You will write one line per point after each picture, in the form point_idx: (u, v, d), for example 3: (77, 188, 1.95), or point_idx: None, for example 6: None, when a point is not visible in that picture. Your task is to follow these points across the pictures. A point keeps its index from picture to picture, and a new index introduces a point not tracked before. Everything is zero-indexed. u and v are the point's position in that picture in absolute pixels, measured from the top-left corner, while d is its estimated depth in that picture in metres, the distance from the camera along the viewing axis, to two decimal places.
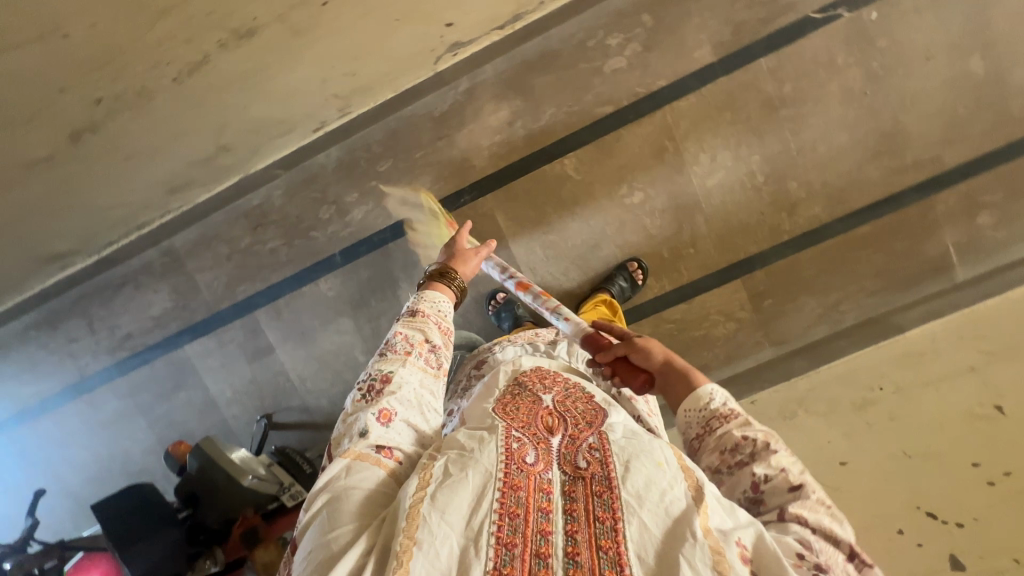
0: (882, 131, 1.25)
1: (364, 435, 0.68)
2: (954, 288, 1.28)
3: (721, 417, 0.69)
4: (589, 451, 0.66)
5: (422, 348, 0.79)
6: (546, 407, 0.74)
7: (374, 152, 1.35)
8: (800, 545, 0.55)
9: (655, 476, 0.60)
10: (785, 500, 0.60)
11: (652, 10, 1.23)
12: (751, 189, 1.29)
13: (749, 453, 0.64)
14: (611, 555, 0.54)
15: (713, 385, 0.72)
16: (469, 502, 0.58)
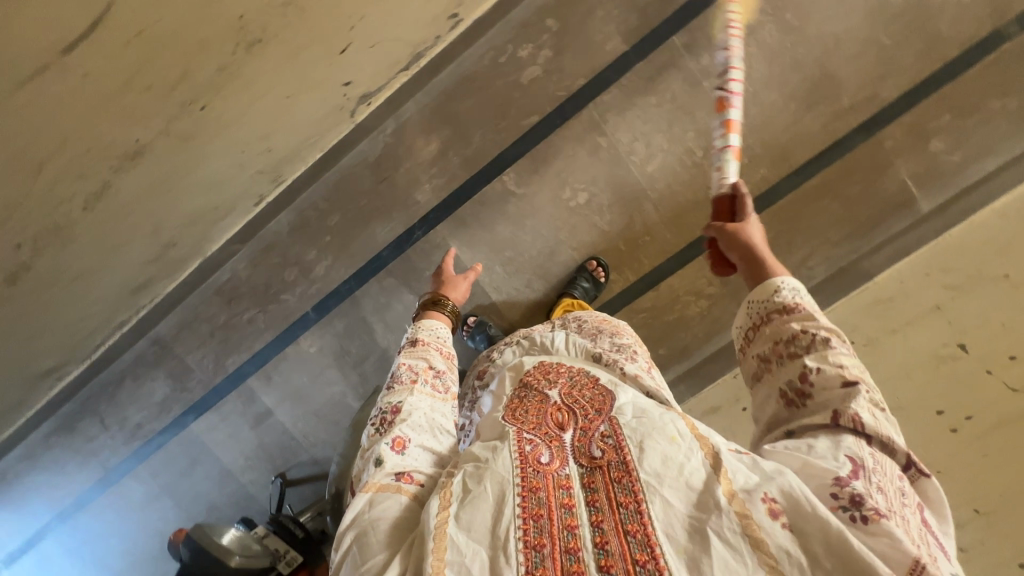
0: (812, 80, 1.22)
1: (379, 466, 0.67)
2: (921, 221, 1.24)
3: (788, 313, 0.70)
4: (603, 439, 0.63)
5: (427, 374, 0.80)
6: (554, 403, 0.69)
7: (322, 209, 1.37)
8: (850, 458, 0.56)
9: (671, 453, 0.58)
10: (838, 387, 0.62)
11: (554, 14, 1.23)
12: (692, 166, 1.29)
13: (807, 345, 0.66)
14: (641, 539, 0.53)
15: (794, 280, 0.73)
16: (492, 514, 0.57)
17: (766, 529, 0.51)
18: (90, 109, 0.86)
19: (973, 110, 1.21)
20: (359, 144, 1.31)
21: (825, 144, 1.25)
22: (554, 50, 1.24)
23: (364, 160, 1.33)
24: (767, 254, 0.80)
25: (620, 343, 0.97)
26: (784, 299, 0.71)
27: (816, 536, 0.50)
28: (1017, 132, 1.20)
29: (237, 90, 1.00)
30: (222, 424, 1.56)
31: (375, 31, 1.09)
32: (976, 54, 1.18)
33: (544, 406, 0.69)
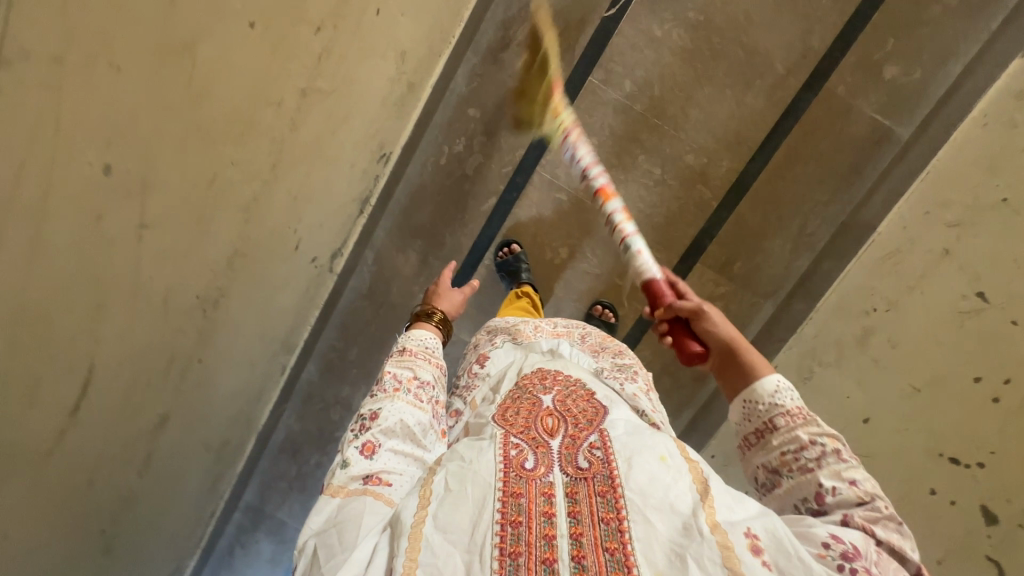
0: (740, 62, 1.20)
1: (344, 469, 0.64)
2: (904, 151, 1.19)
3: (790, 417, 0.64)
4: (591, 450, 0.59)
5: (412, 383, 0.76)
6: (545, 407, 0.66)
7: (340, 348, 1.45)
8: (857, 546, 0.51)
9: (659, 473, 0.55)
10: (852, 509, 0.56)
11: (473, 103, 1.26)
12: (655, 185, 1.28)
13: (818, 458, 0.60)
14: (619, 557, 0.49)
15: (786, 381, 0.67)
16: (473, 517, 0.52)
17: (746, 564, 0.47)
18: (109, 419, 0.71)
19: (915, 24, 1.14)
20: (349, 283, 1.38)
21: (777, 115, 1.22)
22: (486, 134, 1.28)
23: (359, 293, 1.41)
24: (749, 348, 0.72)
25: (625, 364, 0.90)
26: (784, 403, 0.65)
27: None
28: (971, 28, 1.13)
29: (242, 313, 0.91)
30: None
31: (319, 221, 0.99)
32: None
33: (535, 410, 0.66)
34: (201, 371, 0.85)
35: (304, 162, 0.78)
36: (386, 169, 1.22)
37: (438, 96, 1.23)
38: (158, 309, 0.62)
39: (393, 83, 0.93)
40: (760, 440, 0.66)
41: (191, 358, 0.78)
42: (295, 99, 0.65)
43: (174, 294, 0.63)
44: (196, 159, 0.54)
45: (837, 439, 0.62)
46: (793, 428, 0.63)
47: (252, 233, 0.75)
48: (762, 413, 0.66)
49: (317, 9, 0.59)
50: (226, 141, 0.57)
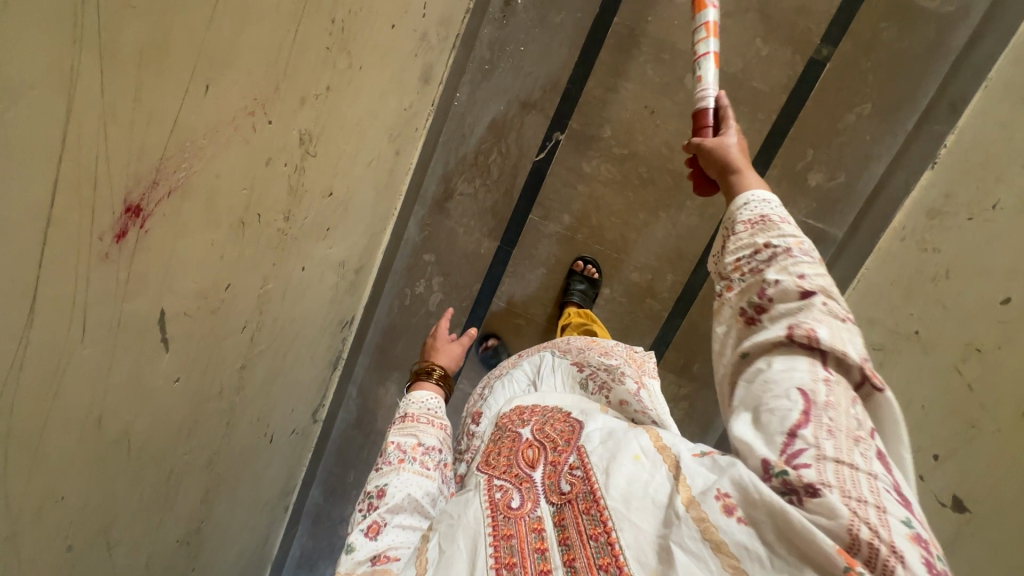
0: (667, 186, 1.26)
1: (350, 555, 0.62)
2: (839, 251, 1.23)
3: (750, 221, 0.55)
4: (571, 471, 0.53)
5: (416, 451, 0.77)
6: (525, 440, 0.63)
7: (338, 472, 1.56)
8: (802, 393, 0.41)
9: (636, 474, 0.48)
10: (789, 301, 0.47)
11: (426, 249, 1.36)
12: (605, 304, 1.35)
13: (767, 259, 0.51)
14: (614, 572, 0.43)
15: (769, 194, 0.57)
16: (467, 575, 0.48)
17: (725, 532, 0.38)
18: None
19: (831, 134, 1.19)
20: (338, 416, 1.50)
21: (712, 230, 1.27)
22: (443, 274, 1.37)
23: (348, 423, 1.52)
24: (745, 168, 0.62)
25: (608, 364, 0.88)
26: (750, 211, 0.56)
27: (768, 527, 0.37)
28: (886, 132, 1.17)
29: (229, 513, 0.99)
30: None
31: (289, 408, 1.07)
32: (803, 90, 1.17)
33: (516, 445, 0.63)
34: (197, 572, 0.95)
35: (259, 394, 0.88)
36: (349, 333, 1.29)
37: (394, 250, 1.33)
38: (141, 574, 0.73)
39: (338, 285, 1.04)
40: (724, 250, 0.56)
41: (184, 571, 0.88)
42: (235, 376, 0.75)
43: (154, 554, 0.74)
44: (148, 477, 0.64)
45: (804, 242, 0.51)
46: (750, 231, 0.54)
47: (220, 469, 0.85)
48: (736, 223, 0.56)
49: (238, 320, 0.69)
50: (173, 447, 0.67)
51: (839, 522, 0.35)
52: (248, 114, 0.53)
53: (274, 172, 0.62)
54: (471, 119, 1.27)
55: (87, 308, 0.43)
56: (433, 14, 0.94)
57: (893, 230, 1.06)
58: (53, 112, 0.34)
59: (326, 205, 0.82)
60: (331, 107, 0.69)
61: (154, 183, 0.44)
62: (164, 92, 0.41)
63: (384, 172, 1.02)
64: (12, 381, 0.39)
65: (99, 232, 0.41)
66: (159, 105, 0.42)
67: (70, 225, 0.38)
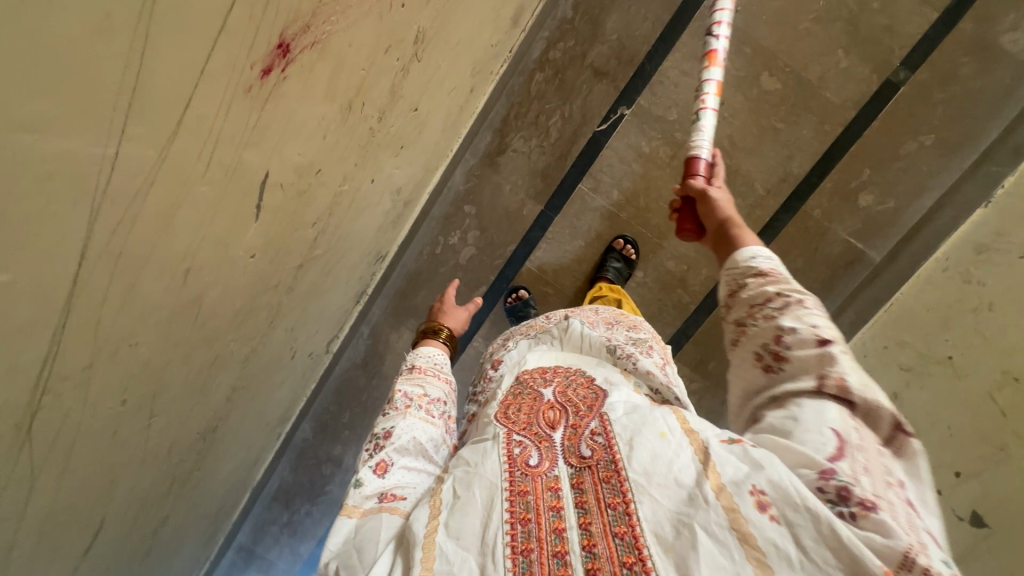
0: (721, 181, 1.26)
1: (357, 489, 0.61)
2: (874, 275, 1.25)
3: (760, 277, 0.58)
4: (592, 437, 0.54)
5: (423, 400, 0.76)
6: (547, 401, 0.62)
7: (333, 411, 1.54)
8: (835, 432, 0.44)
9: (660, 449, 0.49)
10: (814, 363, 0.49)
11: (468, 201, 1.34)
12: (636, 286, 1.35)
13: (780, 308, 0.54)
14: (629, 540, 0.45)
15: (766, 251, 0.60)
16: (481, 522, 0.49)
17: (753, 523, 0.40)
18: (133, 528, 0.75)
19: (891, 158, 1.20)
20: (345, 354, 1.47)
21: (755, 232, 1.28)
22: (480, 229, 1.36)
23: (353, 363, 1.50)
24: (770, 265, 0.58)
25: (636, 335, 0.92)
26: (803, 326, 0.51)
27: (806, 531, 0.39)
28: (945, 165, 1.18)
29: (240, 421, 0.96)
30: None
31: (314, 328, 1.05)
32: (873, 109, 1.18)
33: (537, 404, 0.62)
34: (200, 473, 0.91)
35: (300, 303, 0.85)
36: (379, 269, 1.27)
37: (436, 196, 1.31)
38: (161, 458, 0.70)
39: (389, 213, 1.01)
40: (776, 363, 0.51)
41: (192, 470, 0.86)
42: (291, 273, 0.73)
43: (177, 440, 0.71)
44: (198, 356, 0.61)
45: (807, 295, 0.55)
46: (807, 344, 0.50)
47: (251, 369, 0.83)
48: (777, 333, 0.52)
49: (313, 214, 0.67)
50: (227, 330, 0.65)
51: (894, 547, 0.37)
52: None
53: (388, 63, 0.60)
54: (540, 77, 1.25)
55: (216, 147, 0.41)
56: None
57: (935, 260, 1.04)
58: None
59: (410, 120, 0.80)
60: (447, 13, 0.67)
61: (307, 27, 0.42)
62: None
63: (457, 106, 1.00)
64: (142, 197, 0.36)
65: (251, 63, 0.38)
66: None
67: (235, 40, 0.36)
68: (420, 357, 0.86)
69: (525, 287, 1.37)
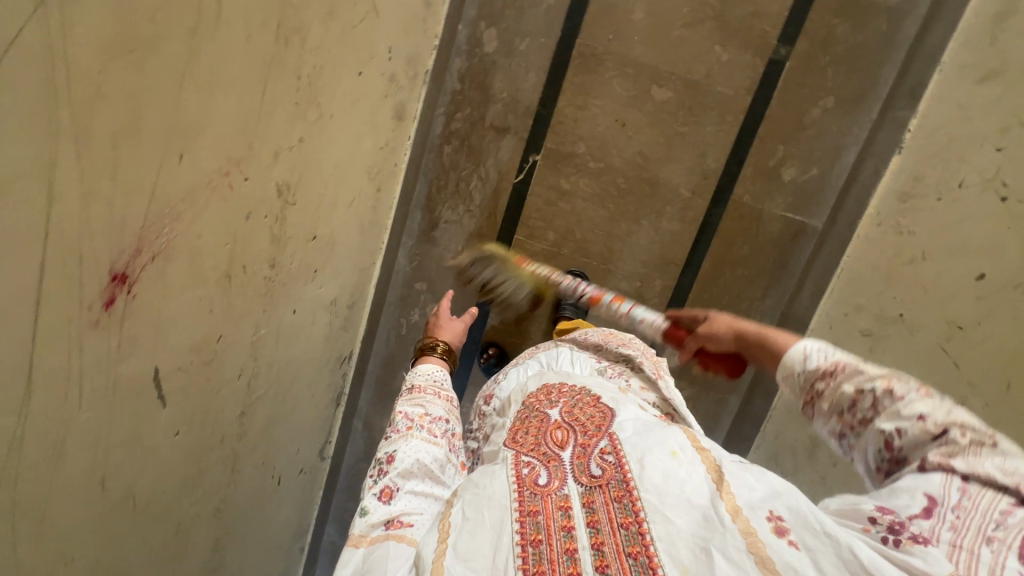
0: (646, 194, 1.29)
1: (363, 517, 0.57)
2: (822, 243, 1.24)
3: (826, 374, 0.49)
4: (603, 455, 0.48)
5: (425, 420, 0.69)
6: (552, 421, 0.54)
7: (351, 508, 1.56)
8: (926, 496, 0.37)
9: (671, 469, 0.44)
10: (927, 448, 0.40)
11: (418, 279, 1.39)
12: (598, 314, 1.36)
13: (872, 406, 0.45)
14: (643, 561, 0.39)
15: (818, 340, 0.53)
16: (493, 540, 0.42)
17: (774, 548, 0.36)
18: None
19: (800, 129, 1.21)
20: (346, 451, 1.51)
21: (695, 233, 1.30)
22: (437, 300, 1.39)
23: (357, 457, 1.53)
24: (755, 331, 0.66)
25: (628, 352, 0.86)
26: (817, 364, 0.50)
27: (829, 556, 0.35)
28: (854, 121, 1.19)
29: (241, 561, 0.99)
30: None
31: (293, 448, 1.08)
32: (767, 89, 1.20)
33: (543, 425, 0.54)
34: None
35: (261, 439, 0.89)
36: (348, 367, 1.31)
37: (386, 283, 1.35)
38: None
39: (332, 323, 1.06)
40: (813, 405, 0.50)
41: None
42: (234, 424, 0.77)
43: None
44: (156, 533, 0.65)
45: (895, 375, 0.46)
46: (832, 386, 0.48)
47: (229, 516, 0.86)
48: (802, 376, 0.51)
49: (233, 371, 0.71)
50: (178, 502, 0.68)
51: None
52: (224, 174, 0.56)
53: (255, 225, 0.65)
54: (449, 149, 1.31)
55: (82, 378, 0.45)
56: (401, 54, 0.95)
57: (870, 216, 1.11)
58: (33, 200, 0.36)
59: (314, 248, 0.85)
60: (307, 156, 0.72)
61: (137, 251, 0.47)
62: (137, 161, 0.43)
63: (368, 208, 1.05)
64: (13, 456, 0.41)
65: (86, 303, 0.43)
66: (133, 178, 0.44)
67: (59, 301, 0.41)
68: (416, 375, 0.80)
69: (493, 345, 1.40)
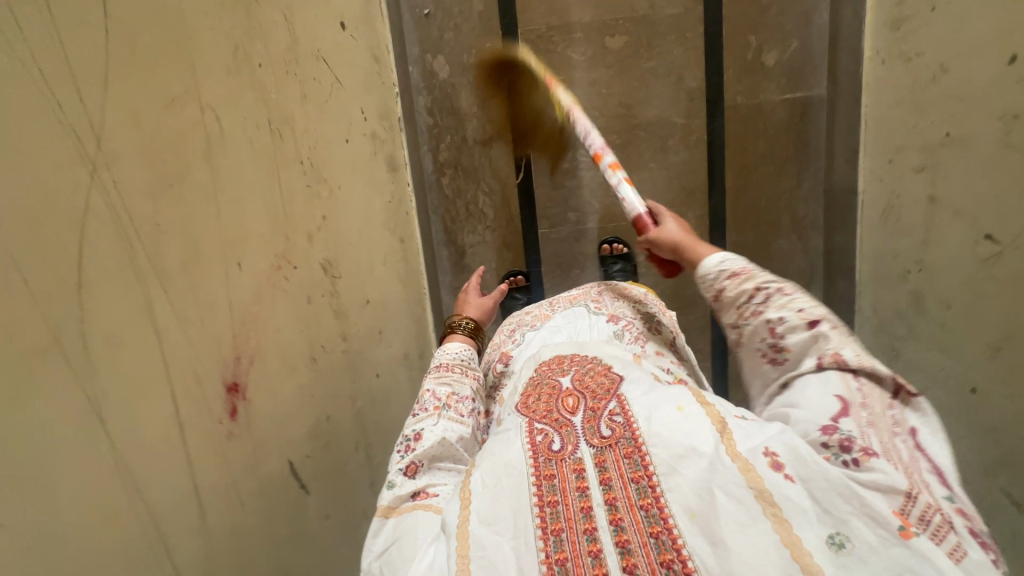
0: (644, 139, 1.29)
1: (390, 490, 0.54)
2: (833, 108, 1.21)
3: (735, 279, 0.57)
4: (612, 417, 0.46)
5: (452, 398, 0.63)
6: (565, 387, 0.53)
7: None
8: (839, 396, 0.45)
9: (681, 426, 0.42)
10: (813, 344, 0.51)
11: None
12: (648, 269, 1.36)
13: (764, 301, 0.54)
14: (655, 513, 0.39)
15: (730, 252, 0.60)
16: (517, 502, 0.43)
17: (771, 483, 0.38)
18: None
19: (763, 12, 1.19)
20: None
21: (705, 154, 1.28)
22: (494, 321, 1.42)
23: None
24: (693, 243, 0.66)
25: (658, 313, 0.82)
26: (731, 270, 0.58)
27: (820, 484, 0.38)
28: None
29: None
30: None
31: None
32: None
33: (555, 392, 0.53)
34: None
35: None
36: None
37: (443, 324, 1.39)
38: None
39: (412, 376, 1.09)
40: (720, 306, 0.58)
41: None
42: (371, 493, 0.80)
43: None
44: None
45: (784, 282, 0.56)
46: (738, 284, 0.56)
47: None
48: (718, 285, 0.58)
49: (350, 445, 0.75)
50: None
51: (893, 484, 0.38)
52: (276, 269, 0.59)
53: (318, 305, 0.69)
54: (446, 180, 1.34)
55: (238, 479, 0.51)
56: (373, 112, 1.01)
57: (872, 58, 1.07)
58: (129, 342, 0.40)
59: (371, 310, 0.89)
60: (334, 229, 0.76)
61: (238, 358, 0.52)
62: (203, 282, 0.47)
63: (399, 260, 1.08)
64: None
65: (216, 419, 0.48)
66: (212, 296, 0.49)
67: (199, 414, 0.46)
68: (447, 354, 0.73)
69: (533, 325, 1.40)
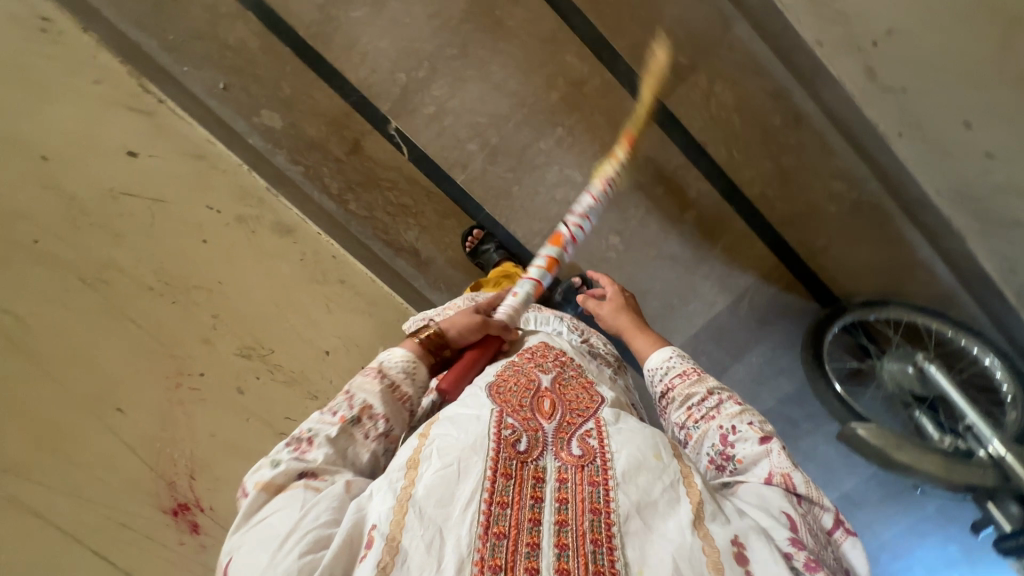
0: (476, 30, 1.20)
1: (277, 466, 0.57)
2: None
3: (684, 376, 0.73)
4: (585, 438, 0.61)
5: (365, 412, 0.65)
6: (540, 387, 0.67)
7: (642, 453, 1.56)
8: (785, 513, 0.56)
9: (649, 470, 0.56)
10: (762, 458, 0.62)
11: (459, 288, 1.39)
12: (574, 134, 1.26)
13: (715, 405, 0.68)
14: (602, 549, 0.50)
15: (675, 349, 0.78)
16: (468, 486, 0.53)
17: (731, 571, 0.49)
18: None
19: None
20: None
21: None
22: None
23: None
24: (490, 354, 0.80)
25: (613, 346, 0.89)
26: (681, 367, 0.74)
27: None
28: None
29: None
30: (854, 521, 1.63)
31: None
32: None
33: (530, 387, 0.66)
34: None
35: None
36: None
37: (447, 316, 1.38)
38: None
39: None
40: (670, 394, 0.73)
41: None
42: None
43: None
44: None
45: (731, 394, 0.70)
46: (689, 383, 0.71)
47: None
48: (666, 377, 0.75)
49: None
50: None
51: None
52: (177, 385, 0.84)
53: None
54: (353, 204, 1.30)
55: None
56: (227, 200, 1.02)
57: None
58: (75, 476, 0.73)
59: (318, 362, 0.98)
60: (236, 320, 0.93)
61: (172, 482, 0.79)
62: (47, 458, 0.72)
63: (350, 296, 1.08)
64: None
65: (178, 540, 0.77)
66: (78, 458, 0.74)
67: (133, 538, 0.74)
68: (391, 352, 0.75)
69: (521, 263, 1.30)
